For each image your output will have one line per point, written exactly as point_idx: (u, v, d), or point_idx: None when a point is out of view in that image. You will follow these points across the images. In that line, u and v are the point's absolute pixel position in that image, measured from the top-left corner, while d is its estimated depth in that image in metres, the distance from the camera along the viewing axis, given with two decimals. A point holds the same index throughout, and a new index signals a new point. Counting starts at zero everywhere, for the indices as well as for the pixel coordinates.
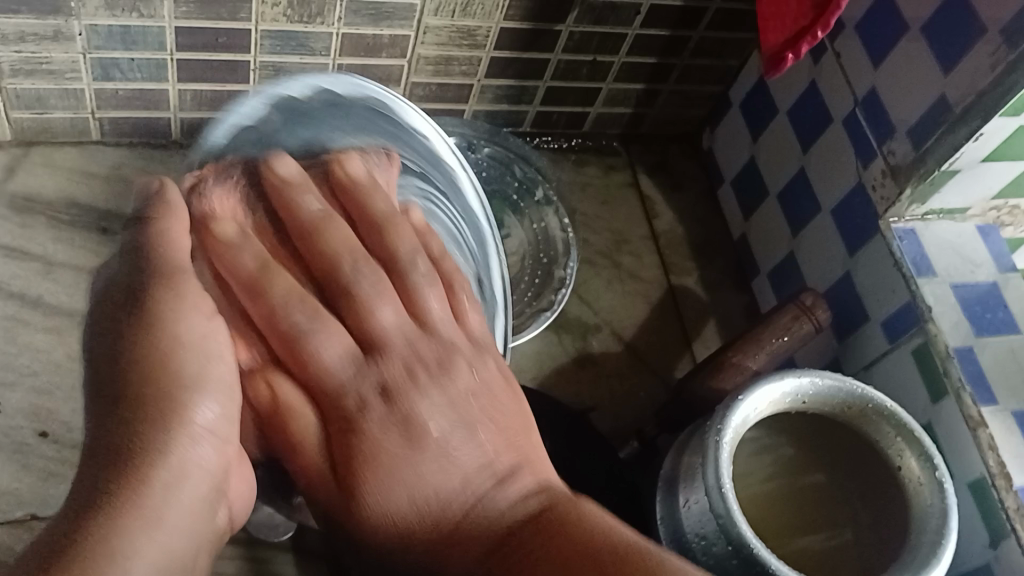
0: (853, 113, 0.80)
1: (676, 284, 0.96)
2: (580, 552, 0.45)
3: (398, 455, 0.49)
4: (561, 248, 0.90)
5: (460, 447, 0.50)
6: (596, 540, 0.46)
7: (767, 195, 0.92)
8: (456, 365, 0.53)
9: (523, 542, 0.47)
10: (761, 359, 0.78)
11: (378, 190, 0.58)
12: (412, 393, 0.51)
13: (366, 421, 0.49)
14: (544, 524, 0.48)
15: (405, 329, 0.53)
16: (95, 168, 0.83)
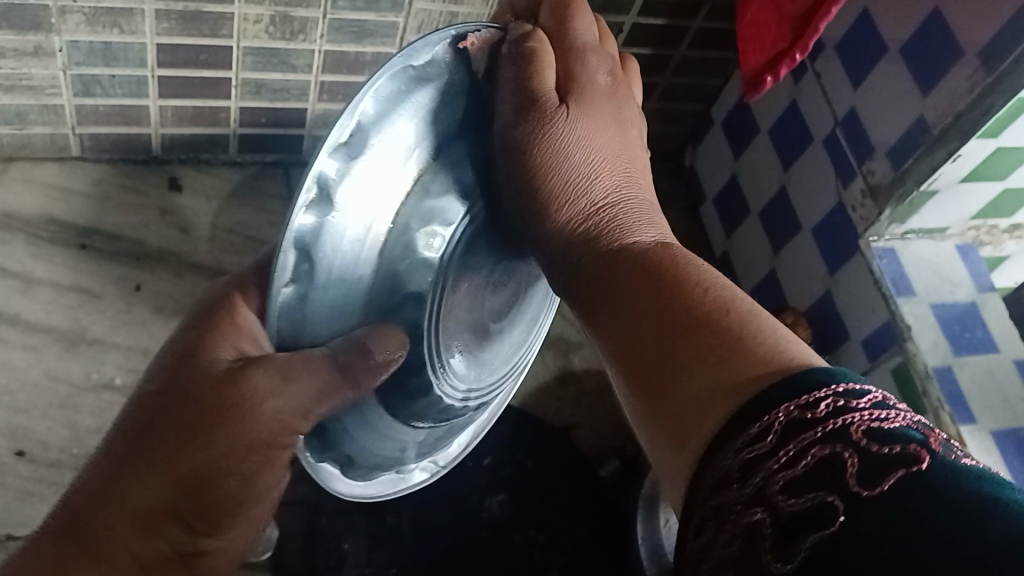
0: (833, 132, 0.80)
1: None
2: (682, 297, 0.40)
3: (571, 136, 0.51)
4: None
5: (583, 156, 0.51)
6: (708, 293, 0.40)
7: (748, 213, 0.92)
8: (598, 107, 0.53)
9: (639, 285, 0.43)
10: None
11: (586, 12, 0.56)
12: (571, 113, 0.51)
13: (557, 108, 0.51)
14: (657, 267, 0.44)
15: (561, 38, 0.54)
16: (76, 184, 0.82)
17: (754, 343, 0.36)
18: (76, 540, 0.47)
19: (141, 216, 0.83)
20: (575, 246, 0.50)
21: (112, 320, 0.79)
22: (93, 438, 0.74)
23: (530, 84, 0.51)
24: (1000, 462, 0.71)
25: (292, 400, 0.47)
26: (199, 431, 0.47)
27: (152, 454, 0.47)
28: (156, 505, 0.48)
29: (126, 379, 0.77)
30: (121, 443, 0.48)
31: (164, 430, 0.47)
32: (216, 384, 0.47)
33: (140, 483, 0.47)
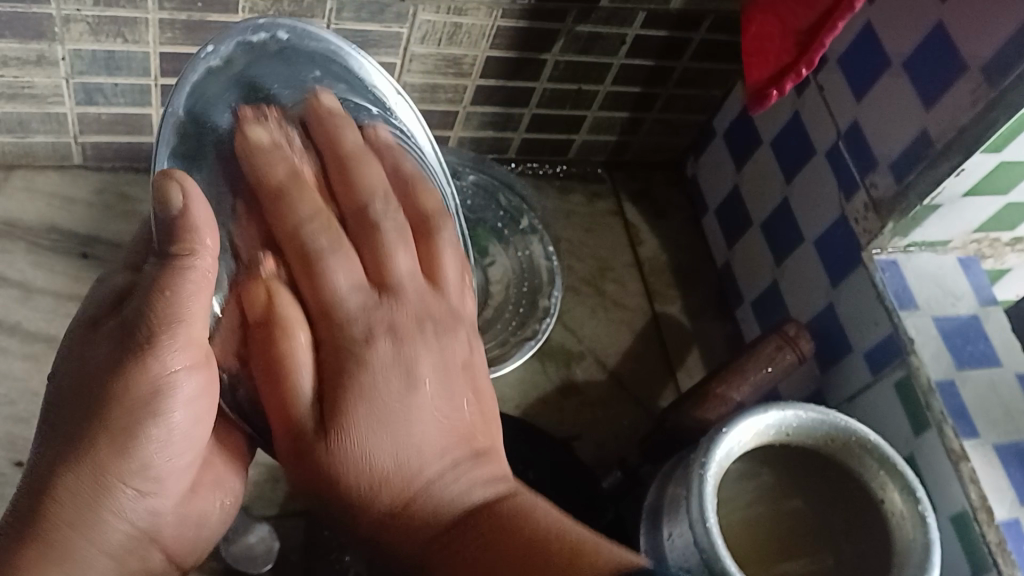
0: (836, 145, 0.80)
1: (660, 312, 0.94)
2: (512, 535, 0.52)
3: (391, 397, 0.54)
4: (546, 277, 0.87)
5: (417, 434, 0.54)
6: (519, 530, 0.52)
7: (750, 225, 0.92)
8: (428, 327, 0.58)
9: (475, 540, 0.52)
10: (745, 391, 0.78)
11: (336, 273, 0.56)
12: (366, 349, 0.54)
13: (349, 406, 0.53)
14: (491, 522, 0.53)
15: (363, 297, 0.56)
16: (77, 194, 0.82)
17: (512, 514, 0.54)
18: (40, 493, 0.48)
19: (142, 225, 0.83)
20: (421, 531, 0.54)
21: None
22: None
23: (339, 381, 0.53)
24: (1003, 477, 0.71)
25: (160, 316, 0.47)
26: (102, 394, 0.48)
27: (77, 426, 0.48)
28: (86, 466, 0.48)
29: None
30: (67, 399, 0.49)
31: (71, 398, 0.49)
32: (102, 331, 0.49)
33: (75, 447, 0.48)
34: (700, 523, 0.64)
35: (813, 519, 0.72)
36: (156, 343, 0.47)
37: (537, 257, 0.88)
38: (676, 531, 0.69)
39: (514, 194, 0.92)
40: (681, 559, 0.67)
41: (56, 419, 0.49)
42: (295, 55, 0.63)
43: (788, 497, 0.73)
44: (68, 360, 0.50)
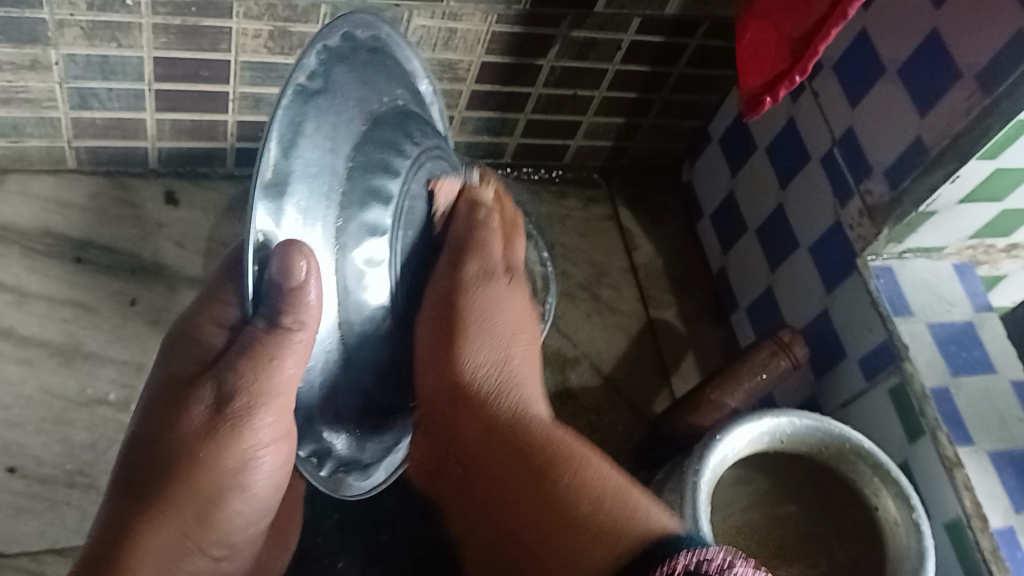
0: (831, 151, 0.80)
1: (655, 317, 0.94)
2: (557, 505, 0.50)
3: (457, 357, 0.59)
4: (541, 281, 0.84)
5: (495, 374, 0.59)
6: (587, 482, 0.51)
7: (745, 231, 0.92)
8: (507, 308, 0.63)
9: (511, 482, 0.53)
10: (739, 397, 0.78)
11: (487, 229, 0.63)
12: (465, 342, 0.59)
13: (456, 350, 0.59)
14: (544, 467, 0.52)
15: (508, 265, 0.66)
16: (72, 198, 0.82)
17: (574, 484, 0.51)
18: (111, 538, 0.47)
19: (137, 229, 0.83)
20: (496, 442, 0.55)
21: (106, 335, 0.78)
22: (84, 453, 0.73)
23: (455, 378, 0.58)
24: (997, 484, 0.71)
25: (260, 385, 0.47)
26: (194, 462, 0.48)
27: (158, 481, 0.48)
28: (162, 520, 0.48)
29: (120, 395, 0.76)
30: (137, 461, 0.49)
31: (154, 444, 0.49)
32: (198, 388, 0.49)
33: (154, 500, 0.48)
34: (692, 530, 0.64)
35: (810, 526, 0.72)
36: (251, 415, 0.48)
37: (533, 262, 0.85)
38: None
39: None
40: None
41: (130, 477, 0.49)
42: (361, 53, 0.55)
43: (786, 502, 0.73)
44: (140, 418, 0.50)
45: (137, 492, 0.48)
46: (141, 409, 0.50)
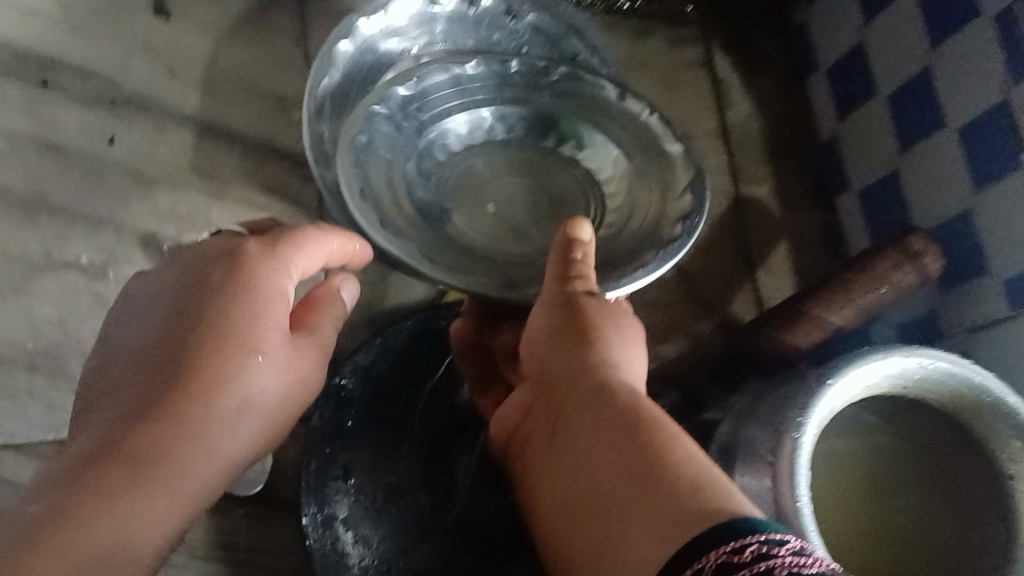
0: (1010, 9, 0.61)
1: (745, 195, 0.77)
2: (642, 485, 0.38)
3: (560, 366, 0.47)
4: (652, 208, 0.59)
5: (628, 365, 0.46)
6: (688, 494, 0.36)
7: (871, 96, 0.73)
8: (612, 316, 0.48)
9: (601, 501, 0.39)
10: (848, 315, 0.63)
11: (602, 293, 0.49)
12: (569, 324, 0.47)
13: (572, 352, 0.46)
14: (646, 488, 0.37)
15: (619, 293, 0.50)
16: (39, 7, 0.66)
17: (671, 492, 0.36)
18: (129, 447, 0.38)
19: (119, 49, 0.67)
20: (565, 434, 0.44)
21: (78, 182, 0.63)
22: (52, 330, 0.60)
23: (552, 383, 0.47)
24: None
25: (252, 321, 0.43)
26: (190, 376, 0.41)
27: (154, 391, 0.40)
28: (165, 471, 0.39)
29: (95, 258, 0.62)
30: (120, 363, 0.42)
31: (175, 360, 0.41)
32: (258, 344, 0.43)
33: (162, 436, 0.39)
34: (788, 498, 0.50)
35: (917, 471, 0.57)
36: (252, 346, 0.43)
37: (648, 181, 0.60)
38: (752, 479, 0.55)
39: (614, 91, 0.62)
40: None
41: (125, 365, 0.42)
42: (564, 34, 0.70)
43: (857, 456, 0.58)
44: (126, 335, 0.43)
45: (152, 412, 0.40)
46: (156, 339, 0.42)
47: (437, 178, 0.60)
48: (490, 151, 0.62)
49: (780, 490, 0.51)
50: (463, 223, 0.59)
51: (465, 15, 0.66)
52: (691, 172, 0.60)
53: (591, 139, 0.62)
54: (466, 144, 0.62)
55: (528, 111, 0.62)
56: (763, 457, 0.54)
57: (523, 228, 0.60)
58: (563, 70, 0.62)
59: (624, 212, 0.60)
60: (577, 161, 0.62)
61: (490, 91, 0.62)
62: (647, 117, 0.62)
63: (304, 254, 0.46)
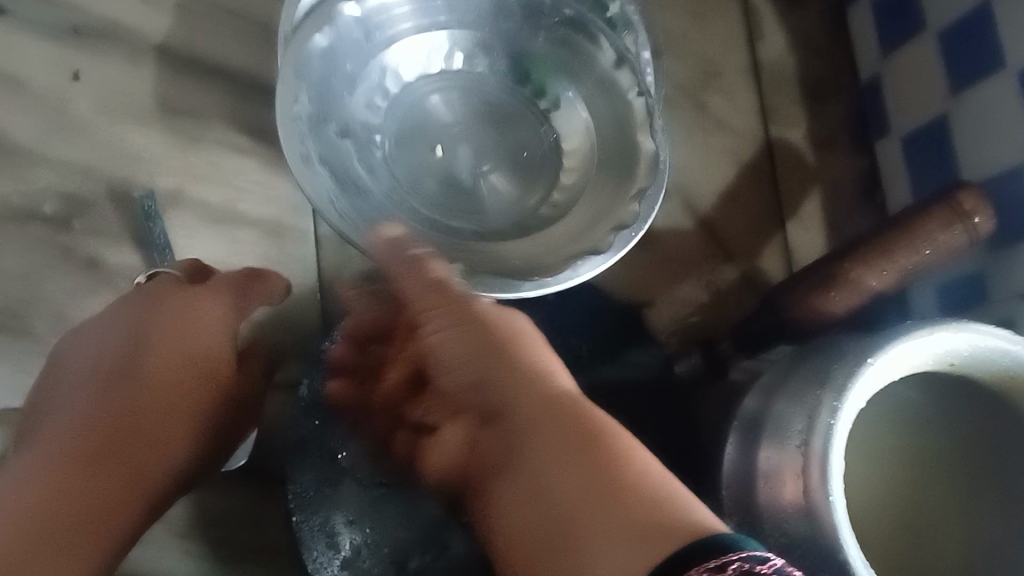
0: None
1: (776, 138, 0.71)
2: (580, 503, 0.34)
3: (467, 385, 0.42)
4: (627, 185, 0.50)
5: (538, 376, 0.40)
6: (633, 506, 0.33)
7: (923, 30, 0.65)
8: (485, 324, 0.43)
9: (528, 532, 0.36)
10: (890, 279, 0.56)
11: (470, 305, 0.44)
12: (452, 345, 0.43)
13: (467, 375, 0.42)
14: (576, 513, 0.33)
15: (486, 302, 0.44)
16: None
17: (634, 501, 0.33)
18: (94, 446, 0.43)
19: None
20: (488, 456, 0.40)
21: (40, 122, 0.57)
22: (14, 287, 0.54)
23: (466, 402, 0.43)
24: None
25: (183, 350, 0.47)
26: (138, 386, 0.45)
27: (96, 446, 0.43)
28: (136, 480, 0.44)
29: (61, 208, 0.56)
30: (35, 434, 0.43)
31: (115, 413, 0.44)
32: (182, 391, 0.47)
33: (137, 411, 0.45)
34: (815, 492, 0.45)
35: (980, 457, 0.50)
36: (183, 373, 0.47)
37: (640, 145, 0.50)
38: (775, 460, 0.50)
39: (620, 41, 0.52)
40: (778, 511, 0.48)
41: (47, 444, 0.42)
42: None
43: (907, 435, 0.51)
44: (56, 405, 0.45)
45: (81, 463, 0.42)
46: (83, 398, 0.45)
47: (389, 114, 0.53)
48: (452, 85, 0.54)
49: (810, 484, 0.46)
50: (402, 167, 0.53)
51: None
52: (652, 177, 0.49)
53: (564, 93, 0.53)
54: (423, 76, 0.54)
55: (507, 43, 0.54)
56: (792, 438, 0.49)
57: (461, 177, 0.53)
58: (567, 16, 0.52)
59: (570, 198, 0.52)
60: (547, 118, 0.54)
61: (473, 17, 0.53)
62: (635, 99, 0.51)
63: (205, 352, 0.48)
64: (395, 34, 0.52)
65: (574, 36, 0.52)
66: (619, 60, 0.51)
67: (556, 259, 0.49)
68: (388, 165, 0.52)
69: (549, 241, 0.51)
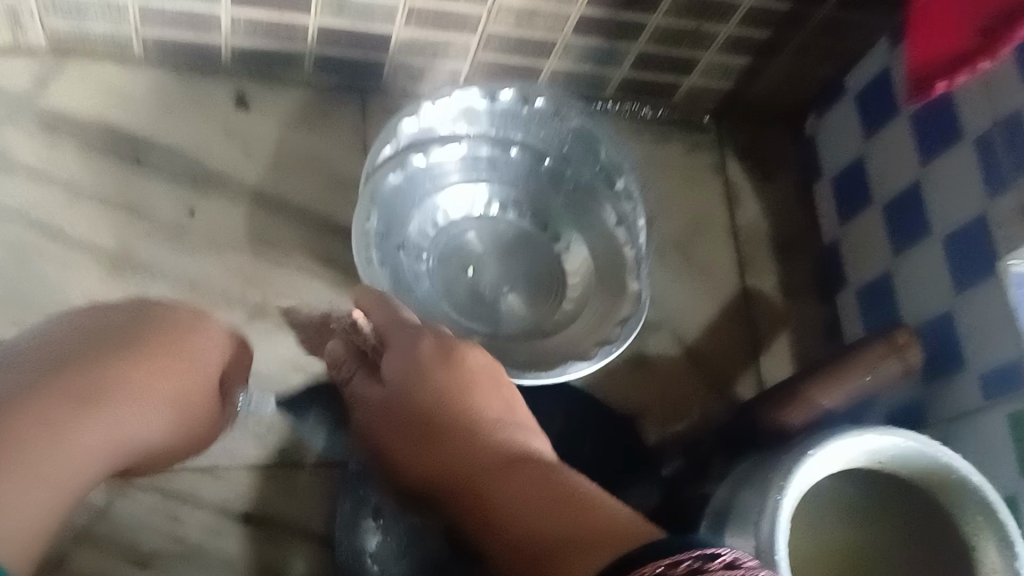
0: (990, 134, 0.69)
1: (751, 287, 0.85)
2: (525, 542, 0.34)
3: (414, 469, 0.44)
4: (614, 309, 0.65)
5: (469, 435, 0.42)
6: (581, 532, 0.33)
7: (871, 203, 0.81)
8: (415, 396, 0.45)
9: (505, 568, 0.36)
10: (836, 398, 0.70)
11: (407, 378, 0.46)
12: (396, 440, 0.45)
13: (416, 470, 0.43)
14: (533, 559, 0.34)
15: (406, 366, 0.46)
16: (136, 92, 0.75)
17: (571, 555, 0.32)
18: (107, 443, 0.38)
19: (199, 131, 0.75)
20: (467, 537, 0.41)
21: (159, 243, 0.72)
22: None
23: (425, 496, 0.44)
24: None
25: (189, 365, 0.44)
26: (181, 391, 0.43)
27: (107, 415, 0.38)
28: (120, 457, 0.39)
29: None
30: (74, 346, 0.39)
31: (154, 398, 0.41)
32: (184, 345, 0.44)
33: (136, 362, 0.40)
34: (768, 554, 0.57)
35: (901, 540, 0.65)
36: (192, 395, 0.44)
37: (628, 281, 0.66)
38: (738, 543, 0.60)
39: (624, 203, 0.69)
40: None
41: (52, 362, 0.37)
42: (595, 140, 0.69)
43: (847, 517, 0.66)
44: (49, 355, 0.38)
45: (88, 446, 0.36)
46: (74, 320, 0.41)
47: (436, 241, 0.67)
48: (486, 226, 0.68)
49: (763, 551, 0.57)
50: (441, 280, 0.66)
51: (517, 112, 0.68)
52: (634, 306, 0.64)
53: (572, 238, 0.69)
54: (466, 216, 0.68)
55: (532, 200, 0.69)
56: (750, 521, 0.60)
57: (486, 293, 0.66)
58: (581, 184, 0.70)
59: (570, 318, 0.66)
60: (560, 257, 0.68)
61: (510, 180, 0.69)
62: (628, 251, 0.68)
63: (202, 349, 0.45)
64: (445, 185, 0.68)
65: (585, 198, 0.70)
66: (619, 222, 0.69)
67: (555, 359, 0.63)
68: (430, 277, 0.66)
69: (549, 345, 0.64)
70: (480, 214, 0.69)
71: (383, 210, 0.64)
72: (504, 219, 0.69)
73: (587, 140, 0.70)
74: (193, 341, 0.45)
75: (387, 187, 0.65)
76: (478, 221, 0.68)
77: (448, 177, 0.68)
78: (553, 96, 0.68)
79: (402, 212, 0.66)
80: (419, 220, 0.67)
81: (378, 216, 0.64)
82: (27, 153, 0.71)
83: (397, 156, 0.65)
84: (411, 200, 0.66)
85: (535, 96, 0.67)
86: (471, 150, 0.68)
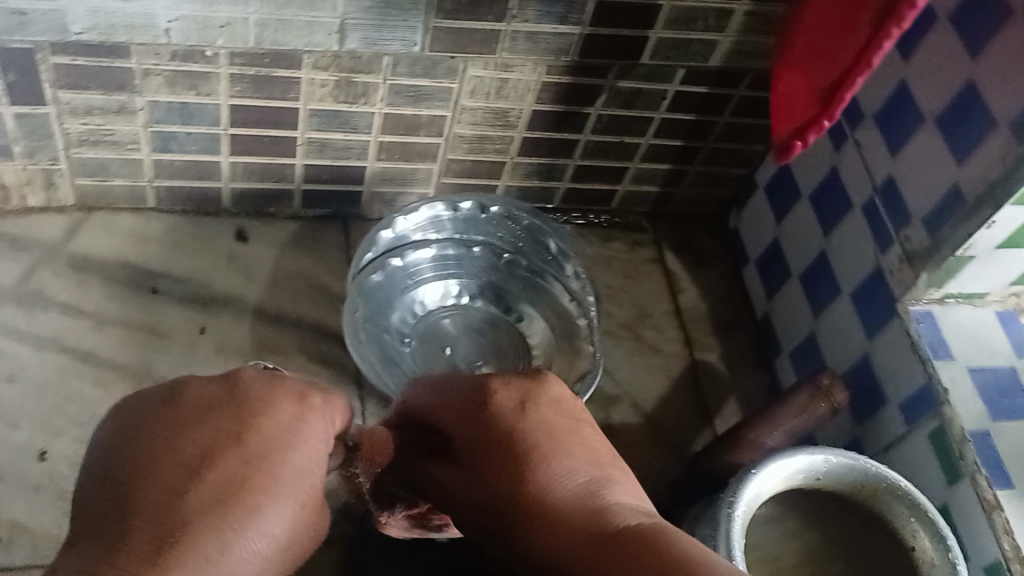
0: (872, 200, 0.83)
1: (699, 359, 0.96)
2: None
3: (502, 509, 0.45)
4: (573, 371, 0.77)
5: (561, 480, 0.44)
6: None
7: (790, 277, 0.94)
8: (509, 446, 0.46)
9: None
10: (778, 437, 0.79)
11: (492, 416, 0.48)
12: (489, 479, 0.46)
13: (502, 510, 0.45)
14: None
15: (506, 415, 0.47)
16: (150, 233, 0.87)
17: None
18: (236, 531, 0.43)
19: (207, 263, 0.87)
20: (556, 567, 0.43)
21: (176, 357, 0.82)
22: None
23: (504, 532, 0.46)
24: None
25: (276, 438, 0.45)
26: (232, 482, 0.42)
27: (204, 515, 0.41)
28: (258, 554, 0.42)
29: None
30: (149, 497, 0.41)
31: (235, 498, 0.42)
32: (261, 527, 0.42)
33: (227, 470, 0.43)
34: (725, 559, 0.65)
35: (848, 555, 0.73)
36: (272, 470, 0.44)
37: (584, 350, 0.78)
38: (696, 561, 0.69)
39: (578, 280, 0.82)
40: None
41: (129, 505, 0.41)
42: (544, 235, 0.82)
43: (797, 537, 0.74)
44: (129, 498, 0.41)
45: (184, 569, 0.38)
46: (167, 480, 0.41)
47: (415, 328, 0.78)
48: (457, 313, 0.80)
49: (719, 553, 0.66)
50: (422, 360, 0.77)
51: (477, 218, 0.81)
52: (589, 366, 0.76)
53: (531, 316, 0.80)
54: (441, 305, 0.80)
55: (495, 288, 0.81)
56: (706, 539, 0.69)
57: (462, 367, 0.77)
58: (536, 271, 0.81)
59: None
60: (522, 333, 0.80)
61: (475, 273, 0.81)
62: (582, 323, 0.80)
63: (275, 522, 0.42)
64: (420, 280, 0.79)
65: (540, 282, 0.81)
66: (572, 298, 0.80)
67: None
68: (413, 357, 0.77)
69: None
70: (451, 303, 0.80)
71: (369, 304, 0.76)
72: (472, 307, 0.80)
73: (537, 236, 0.82)
74: (268, 514, 0.42)
75: (371, 285, 0.76)
76: (451, 309, 0.80)
77: (421, 273, 0.80)
78: (505, 204, 0.81)
79: (385, 305, 0.77)
80: (400, 311, 0.78)
81: (363, 309, 0.75)
82: (59, 289, 0.82)
83: (378, 258, 0.77)
84: (392, 295, 0.78)
85: (491, 204, 0.80)
86: (440, 251, 0.80)
